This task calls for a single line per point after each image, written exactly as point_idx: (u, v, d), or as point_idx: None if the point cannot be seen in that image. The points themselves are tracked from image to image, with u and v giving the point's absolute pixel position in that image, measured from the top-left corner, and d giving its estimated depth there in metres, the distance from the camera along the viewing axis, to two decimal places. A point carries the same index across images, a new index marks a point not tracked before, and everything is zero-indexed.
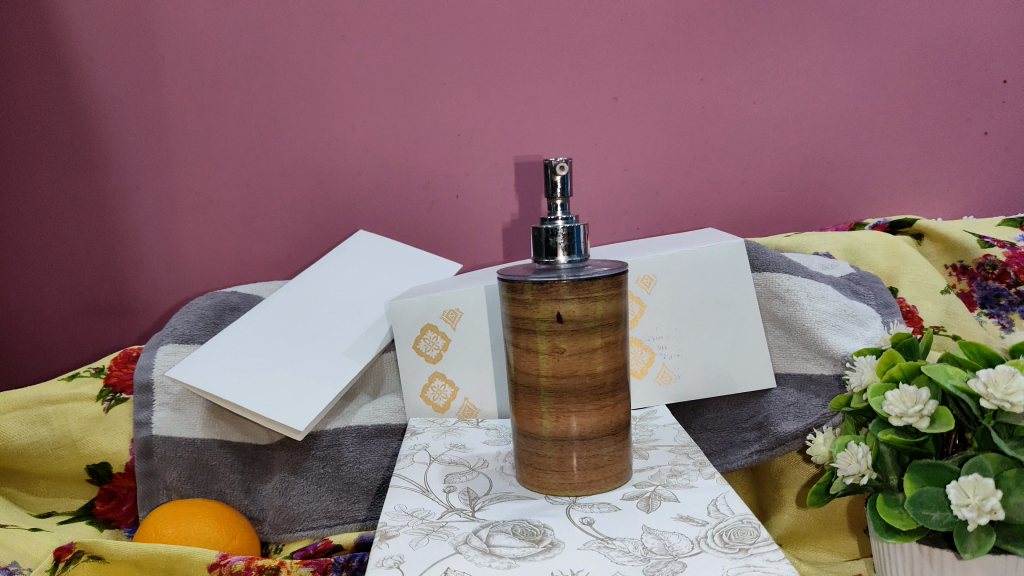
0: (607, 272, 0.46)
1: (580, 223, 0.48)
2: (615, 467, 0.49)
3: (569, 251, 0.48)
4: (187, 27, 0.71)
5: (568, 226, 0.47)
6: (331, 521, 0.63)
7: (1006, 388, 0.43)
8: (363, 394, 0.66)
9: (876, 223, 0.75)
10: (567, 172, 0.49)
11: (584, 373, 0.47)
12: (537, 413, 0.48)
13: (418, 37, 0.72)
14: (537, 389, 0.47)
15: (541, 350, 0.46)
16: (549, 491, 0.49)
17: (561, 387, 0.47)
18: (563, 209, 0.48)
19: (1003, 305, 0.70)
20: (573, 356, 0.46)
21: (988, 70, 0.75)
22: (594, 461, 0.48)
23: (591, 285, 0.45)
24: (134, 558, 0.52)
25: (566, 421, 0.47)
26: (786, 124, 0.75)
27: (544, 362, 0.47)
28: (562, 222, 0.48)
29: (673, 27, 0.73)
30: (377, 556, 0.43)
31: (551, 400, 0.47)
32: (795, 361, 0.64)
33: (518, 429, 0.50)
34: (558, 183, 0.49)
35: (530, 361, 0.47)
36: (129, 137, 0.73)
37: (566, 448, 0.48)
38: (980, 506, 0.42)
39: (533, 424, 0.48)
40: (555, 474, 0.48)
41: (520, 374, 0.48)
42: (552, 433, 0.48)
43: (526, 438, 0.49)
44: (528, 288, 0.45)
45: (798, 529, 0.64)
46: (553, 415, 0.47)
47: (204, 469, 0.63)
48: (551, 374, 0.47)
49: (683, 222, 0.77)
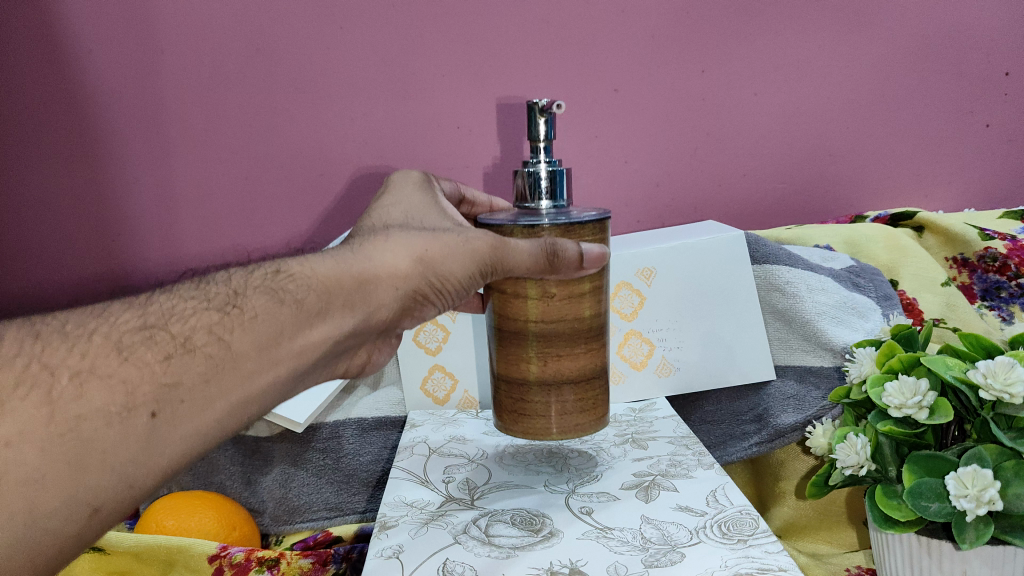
0: (594, 216, 0.46)
1: (562, 166, 0.48)
2: (598, 409, 0.49)
3: (550, 195, 0.48)
4: (186, 20, 0.70)
5: (550, 169, 0.48)
6: (331, 513, 0.65)
7: (1005, 379, 0.43)
8: (363, 385, 0.65)
9: (876, 216, 0.74)
10: (548, 112, 0.49)
11: (574, 318, 0.47)
12: (524, 358, 0.47)
13: (417, 29, 0.71)
14: (524, 335, 0.47)
15: (531, 295, 0.46)
16: (538, 435, 0.48)
17: (549, 333, 0.47)
18: (546, 152, 0.48)
19: (1003, 297, 0.70)
20: (563, 301, 0.46)
21: (991, 61, 0.74)
22: (581, 404, 0.48)
23: (571, 227, 0.45)
24: (134, 549, 0.54)
25: (554, 365, 0.47)
26: (787, 117, 0.75)
27: (534, 307, 0.46)
28: (545, 166, 0.48)
29: (673, 18, 0.72)
30: (377, 545, 0.43)
31: (539, 346, 0.47)
32: (794, 353, 0.64)
33: (501, 376, 0.49)
34: (540, 124, 0.49)
35: (518, 307, 0.47)
36: (127, 132, 0.72)
37: (555, 391, 0.47)
38: (978, 496, 0.42)
39: (521, 371, 0.48)
40: (542, 419, 0.47)
41: (503, 322, 0.48)
42: (540, 378, 0.47)
43: (511, 385, 0.48)
44: (518, 231, 0.45)
45: (797, 520, 0.64)
46: (539, 359, 0.47)
47: (204, 462, 0.65)
48: (539, 318, 0.46)
49: (684, 215, 0.77)
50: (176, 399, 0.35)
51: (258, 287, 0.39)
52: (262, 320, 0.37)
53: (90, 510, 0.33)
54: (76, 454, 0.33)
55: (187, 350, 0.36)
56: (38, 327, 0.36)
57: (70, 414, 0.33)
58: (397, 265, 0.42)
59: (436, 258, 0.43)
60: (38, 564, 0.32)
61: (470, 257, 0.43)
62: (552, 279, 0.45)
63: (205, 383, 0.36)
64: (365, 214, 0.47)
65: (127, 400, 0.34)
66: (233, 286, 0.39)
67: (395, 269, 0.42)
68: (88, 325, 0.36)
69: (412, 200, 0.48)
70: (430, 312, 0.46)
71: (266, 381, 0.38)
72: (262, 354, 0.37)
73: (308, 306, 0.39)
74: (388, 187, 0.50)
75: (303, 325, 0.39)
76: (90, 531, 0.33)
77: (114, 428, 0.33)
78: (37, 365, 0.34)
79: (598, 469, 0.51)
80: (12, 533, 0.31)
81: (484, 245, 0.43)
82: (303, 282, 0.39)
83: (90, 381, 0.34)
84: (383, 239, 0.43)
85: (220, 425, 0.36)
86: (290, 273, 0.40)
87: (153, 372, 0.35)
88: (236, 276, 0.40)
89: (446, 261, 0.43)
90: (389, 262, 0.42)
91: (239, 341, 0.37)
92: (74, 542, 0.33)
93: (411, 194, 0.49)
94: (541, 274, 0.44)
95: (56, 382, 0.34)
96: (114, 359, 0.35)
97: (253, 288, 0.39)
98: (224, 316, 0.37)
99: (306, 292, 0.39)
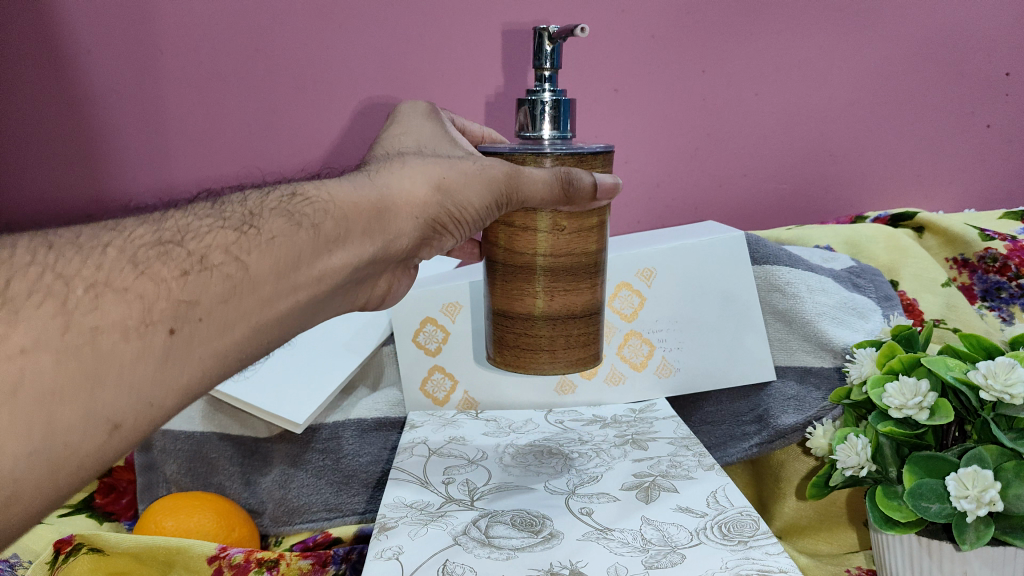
0: (599, 148, 0.44)
1: (567, 96, 0.45)
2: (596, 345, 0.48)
3: (554, 124, 0.45)
4: (182, 20, 0.69)
5: (554, 98, 0.45)
6: (330, 513, 0.64)
7: (1006, 380, 0.43)
8: (363, 387, 0.67)
9: (876, 217, 0.74)
10: (556, 40, 0.45)
11: (582, 253, 0.45)
12: (530, 292, 0.45)
13: (417, 28, 0.71)
14: (532, 269, 0.45)
15: (541, 228, 0.44)
16: (537, 369, 0.46)
17: (558, 265, 0.44)
18: (551, 80, 0.45)
19: (1004, 298, 0.70)
20: (573, 235, 0.44)
21: (992, 62, 0.74)
22: (582, 338, 0.47)
23: (576, 157, 0.43)
24: (134, 550, 0.53)
25: (562, 299, 0.45)
26: (787, 118, 0.75)
27: (543, 241, 0.44)
28: (549, 94, 0.45)
29: (673, 19, 0.72)
30: (376, 546, 0.43)
31: (547, 281, 0.45)
32: (795, 354, 0.64)
33: (501, 312, 0.47)
34: (546, 53, 0.45)
35: (526, 241, 0.44)
36: (125, 132, 0.72)
37: (562, 325, 0.46)
38: (979, 498, 0.42)
39: (525, 305, 0.46)
40: (546, 353, 0.46)
41: (505, 255, 0.45)
42: (546, 312, 0.45)
43: (512, 321, 0.46)
44: (526, 157, 0.42)
45: (798, 521, 0.64)
46: (545, 294, 0.45)
47: (204, 463, 0.65)
48: (549, 252, 0.44)
49: (684, 215, 0.78)
50: (196, 318, 0.30)
51: (276, 209, 0.35)
52: (281, 243, 0.33)
53: (110, 427, 0.28)
54: (94, 368, 0.27)
55: (206, 268, 0.31)
56: (50, 237, 0.30)
57: (85, 325, 0.27)
58: (416, 193, 0.40)
59: (456, 185, 0.40)
60: (52, 489, 0.27)
61: (486, 187, 0.40)
62: (564, 211, 0.43)
63: (226, 304, 0.31)
64: (375, 143, 0.44)
65: (145, 315, 0.29)
66: (249, 208, 0.35)
67: (413, 196, 0.39)
68: (100, 238, 0.31)
69: (424, 130, 0.44)
70: (448, 243, 0.44)
71: (286, 306, 0.34)
72: (282, 279, 0.33)
73: (326, 232, 0.35)
74: (397, 117, 0.46)
75: (322, 251, 0.35)
76: (110, 451, 0.28)
77: (134, 344, 0.28)
78: (50, 274, 0.28)
79: (598, 469, 0.51)
80: (27, 451, 0.26)
81: (497, 171, 0.40)
82: (321, 208, 0.36)
83: (106, 294, 0.28)
84: (401, 165, 0.40)
85: (240, 347, 0.32)
86: (307, 196, 0.36)
87: (170, 289, 0.30)
88: (251, 198, 0.36)
89: (465, 190, 0.40)
90: (408, 189, 0.39)
91: (257, 261, 0.33)
92: (94, 464, 0.28)
93: (425, 124, 0.45)
94: (556, 205, 0.42)
95: (68, 293, 0.28)
96: (129, 271, 0.30)
97: (271, 209, 0.35)
98: (242, 235, 0.33)
99: (324, 218, 0.36)
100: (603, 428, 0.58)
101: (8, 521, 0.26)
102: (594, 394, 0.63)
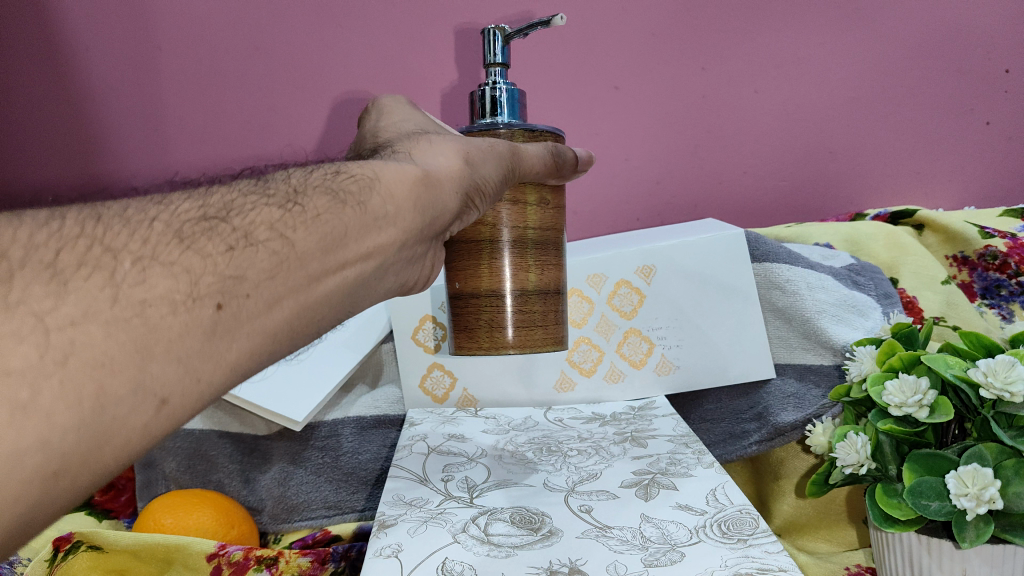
0: (547, 127, 0.46)
1: (515, 85, 0.46)
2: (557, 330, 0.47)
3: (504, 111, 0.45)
4: (185, 17, 0.71)
5: (502, 86, 0.45)
6: (330, 511, 0.64)
7: (1006, 377, 0.43)
8: (362, 385, 0.68)
9: (877, 214, 0.74)
10: (509, 38, 0.47)
11: (559, 228, 0.47)
12: (523, 266, 0.45)
13: (416, 26, 0.72)
14: (523, 241, 0.45)
15: (530, 201, 0.44)
16: (533, 349, 0.46)
17: (545, 239, 0.46)
18: (500, 73, 0.46)
19: (1003, 296, 0.70)
20: (555, 210, 0.46)
21: (991, 59, 0.73)
22: (555, 317, 0.47)
23: (535, 134, 0.45)
24: (132, 548, 0.53)
25: (549, 273, 0.46)
26: (788, 114, 0.75)
27: (533, 214, 0.45)
28: (497, 83, 0.45)
29: (673, 15, 0.72)
30: (375, 545, 0.43)
31: (537, 253, 0.45)
32: (795, 352, 0.64)
33: (490, 292, 0.45)
34: (496, 47, 0.47)
35: (515, 214, 0.44)
36: (127, 130, 0.73)
37: (549, 301, 0.46)
38: (979, 496, 0.42)
39: (518, 280, 0.45)
40: (541, 330, 0.46)
41: (493, 231, 0.44)
42: (538, 287, 0.46)
43: (501, 299, 0.45)
44: (518, 134, 0.44)
45: (798, 518, 0.64)
46: (537, 267, 0.46)
47: (203, 460, 0.65)
48: (538, 226, 0.45)
49: (684, 212, 0.77)
50: (243, 293, 0.27)
51: (319, 186, 0.31)
52: (326, 219, 0.30)
53: (158, 402, 0.25)
54: (143, 342, 0.24)
55: (252, 244, 0.28)
56: (99, 210, 0.27)
57: (134, 299, 0.25)
58: (453, 166, 0.36)
59: (479, 159, 0.38)
60: (100, 463, 0.24)
61: (499, 162, 0.39)
62: (551, 183, 0.45)
63: (274, 281, 0.28)
64: (371, 136, 0.42)
65: (191, 289, 0.26)
66: (293, 184, 0.32)
67: (451, 170, 0.36)
68: (146, 210, 0.28)
69: (420, 117, 0.42)
70: (472, 219, 0.41)
71: (333, 285, 0.31)
72: (329, 257, 0.30)
73: (373, 208, 0.32)
74: (381, 110, 0.43)
75: (370, 227, 0.32)
76: (158, 429, 0.25)
77: (182, 319, 0.25)
78: (98, 247, 0.25)
79: (597, 467, 0.51)
80: (75, 422, 0.23)
81: (501, 145, 0.40)
82: (367, 185, 0.32)
83: (153, 268, 0.25)
84: (429, 145, 0.37)
85: (289, 326, 0.29)
86: (351, 172, 0.33)
87: (216, 265, 0.27)
88: (295, 175, 0.33)
89: (488, 163, 0.38)
90: (444, 164, 0.36)
91: (303, 237, 0.29)
92: (141, 440, 0.25)
93: (413, 112, 0.43)
94: (548, 176, 0.43)
95: (116, 266, 0.25)
96: (175, 246, 0.27)
97: (315, 186, 0.31)
98: (287, 212, 0.30)
99: (370, 194, 0.32)
100: (602, 426, 0.58)
101: (57, 499, 0.23)
102: (593, 393, 0.63)
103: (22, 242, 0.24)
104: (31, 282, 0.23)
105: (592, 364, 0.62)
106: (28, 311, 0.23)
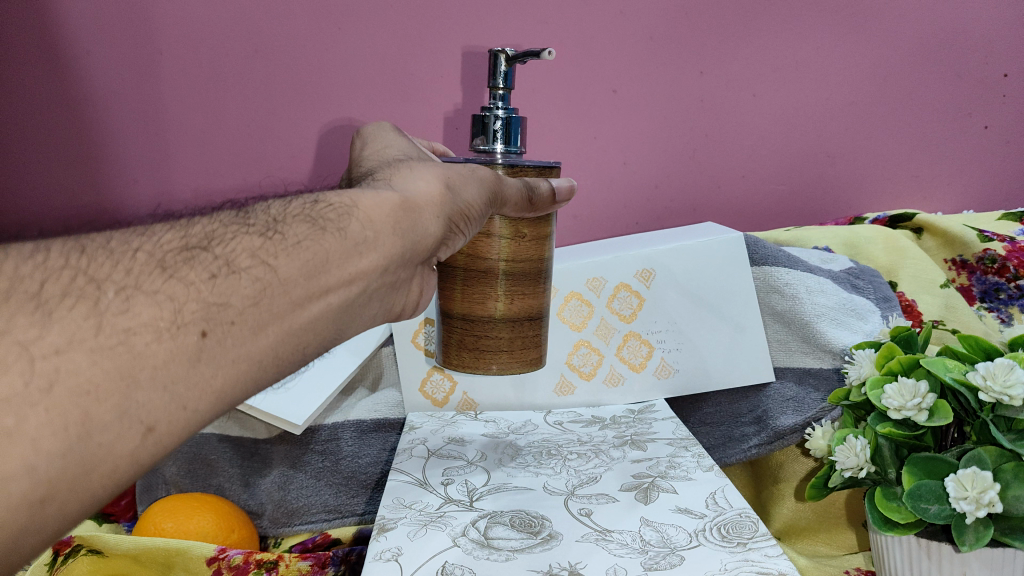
0: (536, 163, 0.44)
1: (519, 114, 0.46)
2: (528, 352, 0.47)
3: (505, 140, 0.46)
4: (183, 20, 0.70)
5: (505, 115, 0.45)
6: (330, 515, 0.64)
7: (1004, 381, 0.43)
8: (363, 387, 0.68)
9: (875, 218, 0.74)
10: (512, 62, 0.46)
11: (544, 257, 0.46)
12: (490, 296, 0.45)
13: (416, 30, 0.71)
14: (491, 274, 0.45)
15: (502, 234, 0.44)
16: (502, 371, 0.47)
17: (516, 272, 0.45)
18: (503, 99, 0.46)
19: (1002, 299, 0.70)
20: (533, 241, 0.45)
21: (990, 64, 0.74)
22: (519, 342, 0.47)
23: (517, 170, 0.44)
24: (133, 551, 0.53)
25: (521, 302, 0.46)
26: (786, 119, 0.75)
27: (505, 247, 0.44)
28: (501, 111, 0.45)
29: (673, 20, 0.72)
30: (374, 548, 0.43)
31: (508, 284, 0.45)
32: (794, 356, 0.64)
33: (462, 314, 0.46)
34: (500, 72, 0.46)
35: (487, 247, 0.44)
36: (125, 136, 0.72)
37: (522, 328, 0.46)
38: (978, 499, 0.42)
39: (485, 309, 0.45)
40: (507, 353, 0.46)
41: (468, 260, 0.44)
42: (506, 316, 0.46)
43: (479, 321, 0.46)
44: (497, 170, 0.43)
45: (797, 522, 0.64)
46: (506, 297, 0.45)
47: (204, 464, 0.65)
48: (509, 259, 0.44)
49: (683, 216, 0.78)
50: (227, 320, 0.27)
51: (298, 215, 0.32)
52: (307, 246, 0.30)
53: (144, 430, 0.25)
54: (127, 370, 0.24)
55: (234, 271, 0.28)
56: (83, 242, 0.28)
57: (117, 328, 0.25)
58: (431, 192, 0.36)
59: (460, 184, 0.38)
60: (87, 492, 0.24)
61: (481, 186, 0.39)
62: (526, 218, 0.44)
63: (257, 307, 0.28)
64: (354, 166, 0.42)
65: (176, 316, 0.26)
66: (273, 215, 0.32)
67: (431, 196, 0.36)
68: (129, 242, 0.28)
69: (403, 143, 0.43)
70: (459, 244, 0.41)
71: (319, 309, 0.31)
72: (312, 282, 0.30)
73: (353, 234, 0.32)
74: (365, 139, 0.44)
75: (351, 254, 0.32)
76: (145, 456, 0.25)
77: (166, 346, 0.25)
78: (82, 278, 0.26)
79: (597, 469, 0.52)
80: (62, 449, 0.23)
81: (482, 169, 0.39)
82: (345, 212, 0.32)
83: (137, 296, 0.26)
84: (408, 172, 0.37)
85: (275, 353, 0.29)
86: (330, 201, 0.33)
87: (200, 292, 0.27)
88: (275, 206, 0.32)
89: (469, 188, 0.38)
90: (424, 190, 0.36)
91: (286, 265, 0.29)
92: (129, 467, 0.25)
93: (397, 138, 0.43)
94: (520, 214, 0.42)
95: (100, 296, 0.25)
96: (157, 275, 0.27)
97: (294, 215, 0.32)
98: (267, 240, 0.30)
99: (348, 221, 0.32)
100: (602, 429, 0.58)
101: (44, 523, 0.23)
102: (593, 395, 0.63)
103: (9, 275, 0.25)
104: (16, 313, 0.24)
105: (592, 366, 0.62)
106: (12, 340, 0.23)
